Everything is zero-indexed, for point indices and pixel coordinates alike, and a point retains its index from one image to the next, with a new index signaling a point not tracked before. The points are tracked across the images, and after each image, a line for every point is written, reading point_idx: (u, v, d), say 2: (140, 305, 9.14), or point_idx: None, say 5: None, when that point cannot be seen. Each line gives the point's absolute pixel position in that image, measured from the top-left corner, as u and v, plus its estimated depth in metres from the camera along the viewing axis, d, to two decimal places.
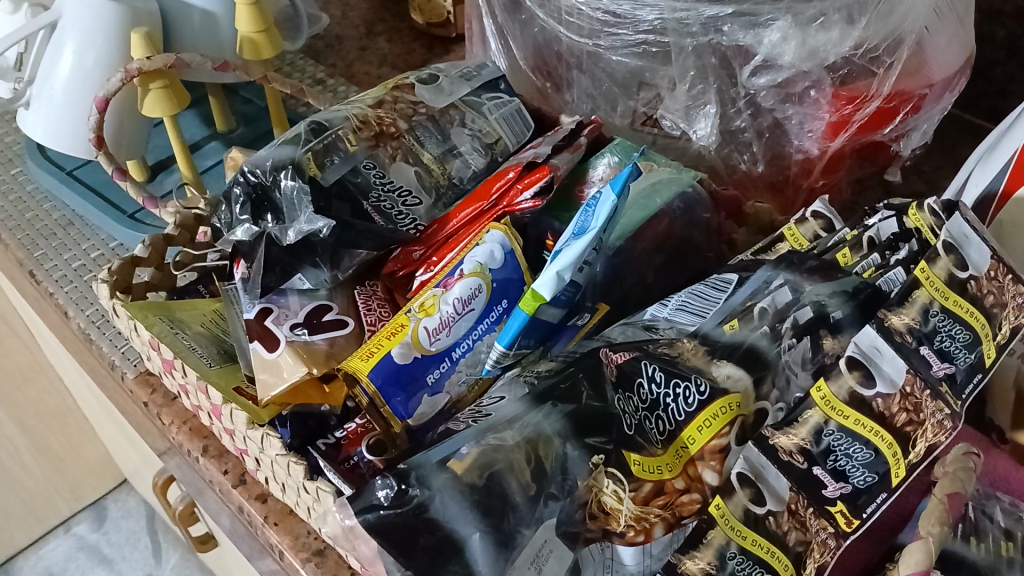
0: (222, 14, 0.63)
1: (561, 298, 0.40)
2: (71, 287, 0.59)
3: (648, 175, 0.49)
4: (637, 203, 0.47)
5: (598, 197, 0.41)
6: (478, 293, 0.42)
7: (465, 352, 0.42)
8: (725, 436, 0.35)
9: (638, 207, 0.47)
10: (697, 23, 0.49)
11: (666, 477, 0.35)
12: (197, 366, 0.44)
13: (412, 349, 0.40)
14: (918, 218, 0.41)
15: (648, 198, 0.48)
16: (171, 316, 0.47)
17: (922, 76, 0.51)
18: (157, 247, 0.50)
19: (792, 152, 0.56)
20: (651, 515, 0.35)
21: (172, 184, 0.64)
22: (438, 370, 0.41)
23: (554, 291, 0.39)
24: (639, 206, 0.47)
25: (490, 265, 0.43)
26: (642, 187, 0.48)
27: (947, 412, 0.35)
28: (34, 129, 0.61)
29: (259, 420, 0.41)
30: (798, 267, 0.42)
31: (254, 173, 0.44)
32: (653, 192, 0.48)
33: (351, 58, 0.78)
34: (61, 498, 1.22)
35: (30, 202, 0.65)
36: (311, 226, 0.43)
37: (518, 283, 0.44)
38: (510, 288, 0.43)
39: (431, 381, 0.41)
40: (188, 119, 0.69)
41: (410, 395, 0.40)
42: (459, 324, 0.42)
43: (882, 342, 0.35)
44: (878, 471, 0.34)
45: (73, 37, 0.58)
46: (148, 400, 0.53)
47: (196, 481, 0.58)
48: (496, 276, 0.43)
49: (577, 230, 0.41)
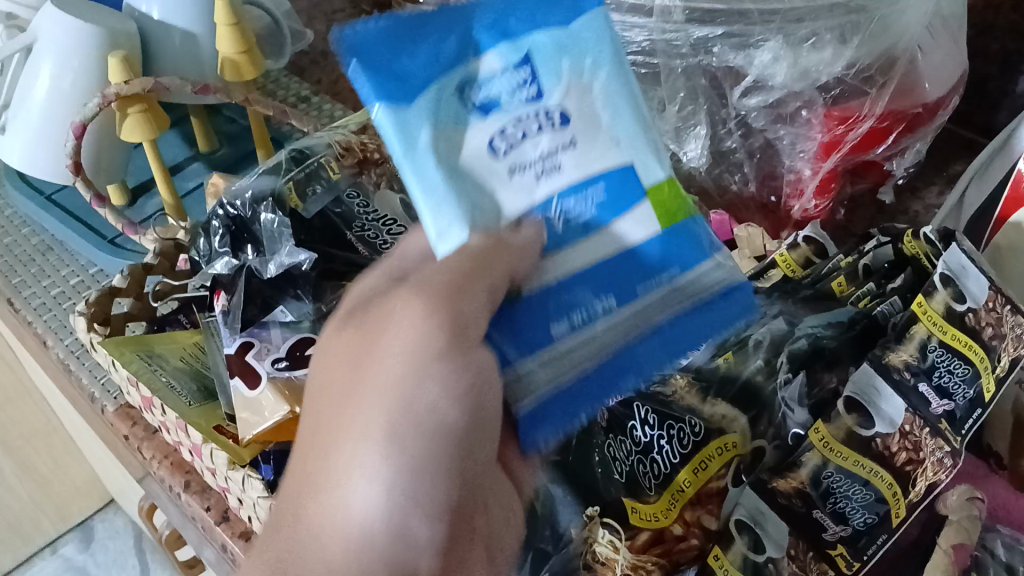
0: (205, 35, 0.62)
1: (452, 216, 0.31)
2: (49, 315, 0.57)
3: (504, 8, 0.33)
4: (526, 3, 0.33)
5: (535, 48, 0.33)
6: (550, 276, 0.33)
7: (603, 346, 0.34)
8: (722, 478, 0.35)
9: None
10: (686, 44, 0.48)
11: (664, 524, 0.34)
12: (176, 405, 0.42)
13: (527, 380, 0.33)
14: (914, 245, 0.41)
15: (547, 10, 0.33)
16: (149, 351, 0.45)
17: (915, 97, 0.50)
18: (136, 276, 0.50)
19: (784, 172, 0.54)
20: (647, 564, 0.33)
21: (152, 209, 0.62)
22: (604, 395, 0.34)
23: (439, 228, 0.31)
24: (550, 53, 0.33)
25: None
26: (494, 52, 0.32)
27: (946, 450, 0.35)
28: (9, 154, 0.59)
29: (241, 460, 0.40)
30: (794, 296, 0.42)
31: (232, 205, 0.43)
32: (472, 44, 0.33)
33: (337, 75, 0.77)
34: (47, 519, 1.19)
35: (9, 226, 0.63)
36: (292, 259, 0.42)
37: (610, 219, 0.34)
38: (622, 176, 0.34)
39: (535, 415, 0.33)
40: (168, 139, 0.68)
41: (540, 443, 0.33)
42: (554, 326, 0.33)
43: (880, 381, 0.36)
44: (878, 512, 0.34)
45: (48, 59, 0.56)
46: (129, 433, 0.51)
47: (177, 514, 0.57)
48: (555, 230, 0.33)
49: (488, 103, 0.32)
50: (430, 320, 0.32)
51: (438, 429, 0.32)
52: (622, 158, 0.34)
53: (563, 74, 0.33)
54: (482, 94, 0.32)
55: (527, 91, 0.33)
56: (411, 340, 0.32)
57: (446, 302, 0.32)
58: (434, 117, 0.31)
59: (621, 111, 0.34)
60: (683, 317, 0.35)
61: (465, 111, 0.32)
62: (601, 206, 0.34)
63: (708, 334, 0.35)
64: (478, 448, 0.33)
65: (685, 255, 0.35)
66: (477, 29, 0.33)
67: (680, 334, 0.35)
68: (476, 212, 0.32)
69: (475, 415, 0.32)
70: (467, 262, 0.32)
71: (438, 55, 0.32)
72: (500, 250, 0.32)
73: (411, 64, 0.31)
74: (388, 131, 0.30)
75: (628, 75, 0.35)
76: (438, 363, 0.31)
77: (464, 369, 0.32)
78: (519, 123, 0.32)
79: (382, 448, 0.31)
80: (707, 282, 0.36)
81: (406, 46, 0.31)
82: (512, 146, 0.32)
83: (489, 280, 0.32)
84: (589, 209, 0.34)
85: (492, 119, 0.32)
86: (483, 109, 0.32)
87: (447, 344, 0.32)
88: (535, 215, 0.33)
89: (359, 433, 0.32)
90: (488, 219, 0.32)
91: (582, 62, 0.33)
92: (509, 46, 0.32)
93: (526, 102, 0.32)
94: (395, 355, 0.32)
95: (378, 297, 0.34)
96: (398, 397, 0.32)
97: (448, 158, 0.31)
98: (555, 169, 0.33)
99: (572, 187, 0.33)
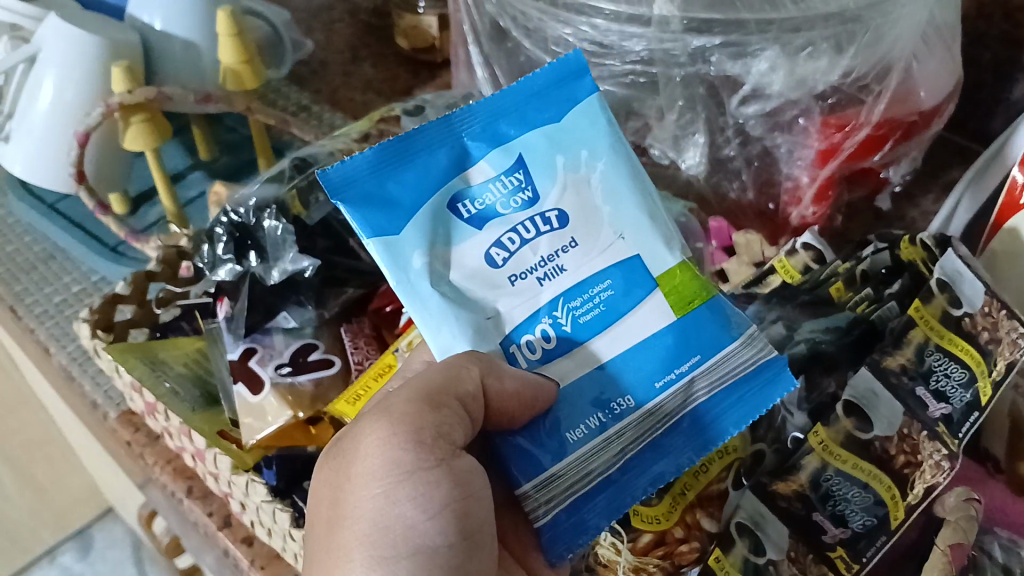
0: (205, 44, 0.62)
1: (452, 330, 0.34)
2: (52, 322, 0.58)
3: (491, 117, 0.36)
4: (512, 106, 0.36)
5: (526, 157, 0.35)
6: (562, 384, 0.34)
7: (631, 439, 0.34)
8: (723, 481, 0.36)
9: (516, 103, 0.37)
10: (684, 54, 0.49)
11: (666, 527, 0.35)
12: (181, 410, 0.42)
13: (551, 483, 0.33)
14: (909, 251, 0.42)
15: (537, 109, 0.36)
16: (153, 358, 0.45)
17: (910, 104, 0.51)
18: (138, 284, 0.50)
19: (782, 180, 0.55)
20: (649, 566, 0.35)
21: (154, 217, 0.62)
22: (639, 482, 0.34)
23: (442, 343, 0.34)
24: (543, 152, 0.36)
25: (520, 360, 0.34)
26: (485, 161, 0.35)
27: (944, 453, 0.36)
28: (13, 163, 0.60)
29: (243, 465, 0.40)
30: (792, 301, 0.42)
31: (237, 212, 0.44)
32: (464, 156, 0.35)
33: (337, 84, 0.78)
34: (46, 529, 1.19)
35: (10, 235, 0.63)
36: (296, 266, 0.43)
37: (618, 315, 0.34)
38: (630, 265, 0.35)
39: (566, 517, 0.33)
40: (170, 149, 0.69)
41: (574, 543, 0.33)
42: (572, 432, 0.33)
43: (877, 384, 0.37)
44: (877, 515, 0.35)
45: (53, 71, 0.57)
46: (131, 440, 0.52)
47: (178, 520, 0.57)
48: (565, 335, 0.34)
49: (486, 212, 0.35)
50: (397, 444, 0.31)
51: (423, 548, 0.31)
52: (629, 250, 0.35)
53: (557, 172, 0.36)
54: (476, 205, 0.35)
55: (522, 195, 0.35)
56: (379, 464, 0.31)
57: (412, 424, 0.32)
58: (427, 239, 0.34)
59: (622, 198, 0.36)
60: (716, 398, 0.35)
61: (461, 225, 0.35)
62: (609, 302, 0.34)
63: (750, 412, 0.34)
64: (473, 562, 0.32)
65: (705, 333, 0.35)
66: (467, 138, 0.36)
67: (715, 416, 0.34)
68: (479, 329, 0.34)
69: (460, 530, 0.32)
70: (436, 377, 0.32)
71: (428, 175, 0.35)
72: (468, 362, 0.33)
73: (401, 190, 0.34)
74: (383, 258, 0.34)
75: (629, 155, 0.37)
76: (410, 481, 0.31)
77: (438, 480, 0.31)
78: (516, 230, 0.35)
79: (370, 571, 0.31)
80: (735, 362, 0.35)
81: (394, 173, 0.35)
82: (512, 253, 0.35)
83: (459, 392, 0.32)
84: (597, 308, 0.34)
85: (488, 228, 0.35)
86: (478, 220, 0.35)
87: (417, 460, 0.31)
88: (541, 319, 0.34)
89: (346, 561, 0.31)
90: (494, 335, 0.34)
91: (577, 153, 0.36)
92: (499, 155, 0.35)
93: (522, 206, 0.35)
94: (367, 482, 0.32)
95: (350, 426, 0.34)
96: (376, 523, 0.31)
97: (443, 276, 0.34)
98: (558, 270, 0.35)
99: (575, 288, 0.34)
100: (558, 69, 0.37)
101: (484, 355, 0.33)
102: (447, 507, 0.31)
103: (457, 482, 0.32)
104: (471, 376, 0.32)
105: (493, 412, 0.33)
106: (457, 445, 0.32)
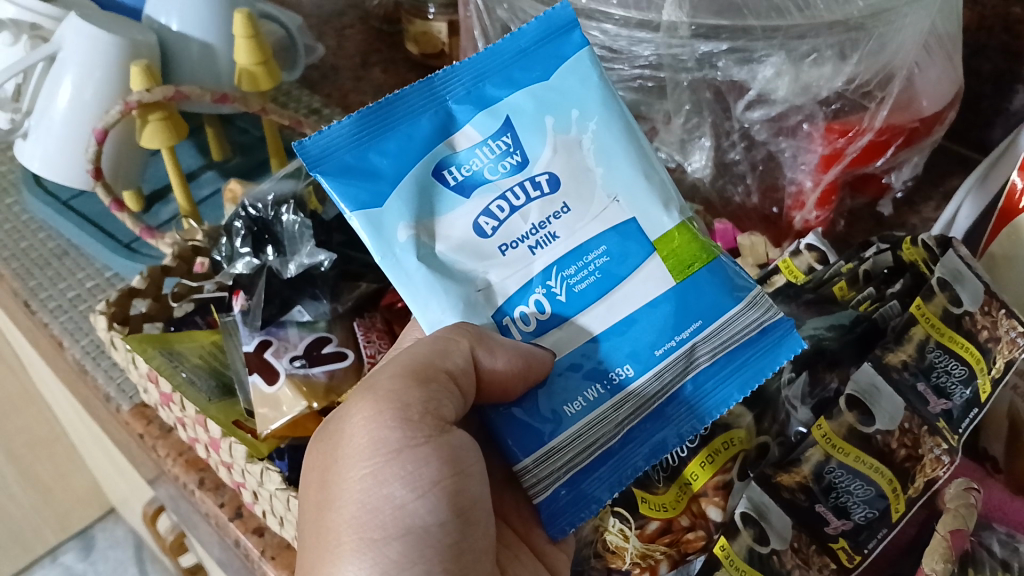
0: (221, 46, 0.64)
1: (436, 302, 0.36)
2: (66, 317, 0.58)
3: (475, 80, 0.38)
4: (497, 67, 0.38)
5: (515, 122, 0.37)
6: (557, 356, 0.36)
7: (629, 412, 0.36)
8: (728, 471, 0.38)
9: (501, 62, 0.38)
10: (692, 59, 0.50)
11: (673, 515, 0.37)
12: (197, 399, 0.43)
13: (550, 458, 0.35)
14: (912, 252, 0.43)
15: (524, 68, 0.38)
16: (169, 348, 0.46)
17: (912, 111, 0.52)
18: (154, 277, 0.50)
19: (785, 184, 0.56)
20: (656, 553, 0.37)
21: (168, 215, 0.64)
22: (640, 453, 0.36)
23: (432, 316, 0.36)
24: (531, 114, 0.37)
25: (514, 332, 0.36)
26: (472, 124, 0.37)
27: (944, 447, 0.37)
28: (31, 159, 0.61)
29: (258, 454, 0.41)
30: (796, 300, 0.44)
31: (254, 207, 0.46)
32: (449, 121, 0.37)
33: (347, 88, 0.79)
34: (49, 529, 1.19)
35: (25, 231, 0.64)
36: (312, 259, 0.45)
37: (616, 281, 0.37)
38: (626, 230, 0.37)
39: (566, 493, 0.36)
40: (184, 148, 0.70)
41: (575, 517, 0.36)
42: (568, 406, 0.36)
43: (878, 378, 0.37)
44: (878, 508, 0.36)
45: (70, 70, 0.58)
46: (144, 432, 0.53)
47: (188, 512, 0.58)
48: (558, 308, 0.36)
49: (480, 178, 0.36)
50: (384, 422, 0.33)
51: (412, 528, 0.33)
52: (624, 213, 0.37)
53: (547, 135, 0.37)
54: (462, 171, 0.37)
55: (510, 160, 0.37)
56: (368, 443, 0.33)
57: (399, 401, 0.33)
58: (414, 212, 0.36)
59: (615, 160, 0.38)
60: (717, 365, 0.37)
61: (447, 193, 0.36)
62: (606, 268, 0.37)
63: (754, 377, 0.37)
64: (467, 539, 0.34)
65: (706, 298, 0.37)
66: (451, 101, 0.37)
67: (712, 385, 0.37)
68: (469, 302, 0.36)
69: (451, 508, 0.33)
70: (426, 357, 0.34)
71: (412, 143, 0.36)
72: (457, 335, 0.34)
73: (385, 161, 0.36)
74: (369, 233, 0.35)
75: (619, 111, 0.39)
76: (398, 460, 0.33)
77: (427, 457, 0.33)
78: (505, 197, 0.37)
79: (360, 553, 0.32)
80: (738, 326, 0.37)
81: (375, 144, 0.36)
82: (501, 222, 0.36)
83: (447, 366, 0.34)
84: (592, 275, 0.36)
85: (477, 196, 0.36)
86: (466, 188, 0.36)
87: (404, 437, 0.33)
88: (534, 289, 0.36)
89: (336, 544, 0.33)
90: (484, 306, 0.36)
91: (567, 114, 0.38)
92: (485, 120, 0.37)
93: (511, 171, 0.37)
94: (356, 462, 0.33)
95: (339, 409, 0.35)
96: (365, 504, 0.33)
97: (430, 248, 0.36)
98: (550, 237, 0.37)
99: (567, 256, 0.37)
100: (544, 23, 0.38)
101: (475, 325, 0.36)
102: (437, 484, 0.33)
103: (446, 459, 0.34)
104: (461, 350, 0.34)
105: (483, 385, 0.34)
106: (446, 421, 0.34)
